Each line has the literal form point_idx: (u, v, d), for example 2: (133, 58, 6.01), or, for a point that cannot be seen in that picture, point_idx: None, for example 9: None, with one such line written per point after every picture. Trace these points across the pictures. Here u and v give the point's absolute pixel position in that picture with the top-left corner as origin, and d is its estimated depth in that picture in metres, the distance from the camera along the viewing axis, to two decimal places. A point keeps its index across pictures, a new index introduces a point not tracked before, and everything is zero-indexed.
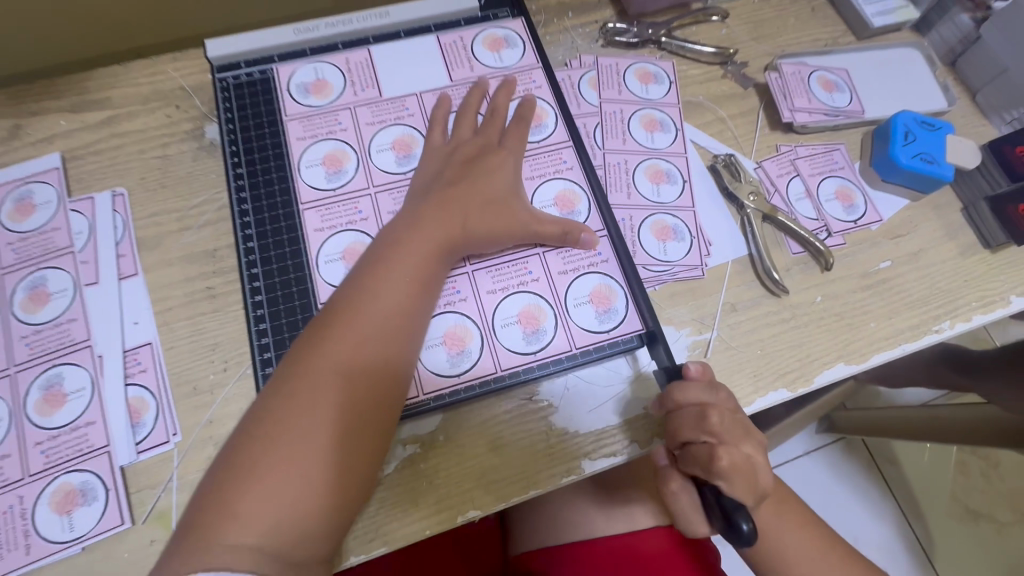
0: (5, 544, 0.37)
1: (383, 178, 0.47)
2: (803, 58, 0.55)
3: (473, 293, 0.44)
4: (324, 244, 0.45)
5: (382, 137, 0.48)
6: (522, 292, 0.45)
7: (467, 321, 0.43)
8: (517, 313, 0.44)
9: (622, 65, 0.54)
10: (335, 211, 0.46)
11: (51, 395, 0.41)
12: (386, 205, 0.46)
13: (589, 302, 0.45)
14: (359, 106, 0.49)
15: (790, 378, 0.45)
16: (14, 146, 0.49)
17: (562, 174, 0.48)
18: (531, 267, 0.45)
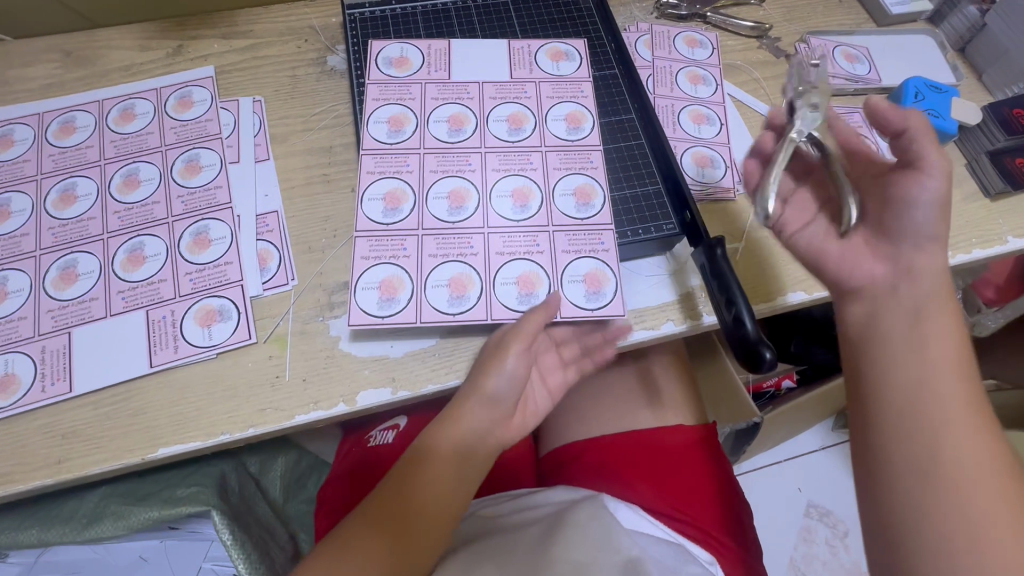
0: (159, 344, 0.47)
1: (433, 143, 0.52)
2: (827, 36, 0.65)
3: (542, 167, 0.52)
4: (371, 184, 0.51)
5: (441, 112, 0.54)
6: (582, 174, 0.51)
7: (538, 269, 0.48)
8: (574, 189, 0.51)
9: (673, 32, 0.64)
10: (387, 161, 0.52)
11: (200, 239, 0.50)
12: (429, 166, 0.52)
13: (583, 281, 0.48)
14: (430, 84, 0.55)
15: (809, 282, 0.52)
16: (178, 60, 0.61)
17: (586, 171, 0.51)
18: (540, 241, 0.49)
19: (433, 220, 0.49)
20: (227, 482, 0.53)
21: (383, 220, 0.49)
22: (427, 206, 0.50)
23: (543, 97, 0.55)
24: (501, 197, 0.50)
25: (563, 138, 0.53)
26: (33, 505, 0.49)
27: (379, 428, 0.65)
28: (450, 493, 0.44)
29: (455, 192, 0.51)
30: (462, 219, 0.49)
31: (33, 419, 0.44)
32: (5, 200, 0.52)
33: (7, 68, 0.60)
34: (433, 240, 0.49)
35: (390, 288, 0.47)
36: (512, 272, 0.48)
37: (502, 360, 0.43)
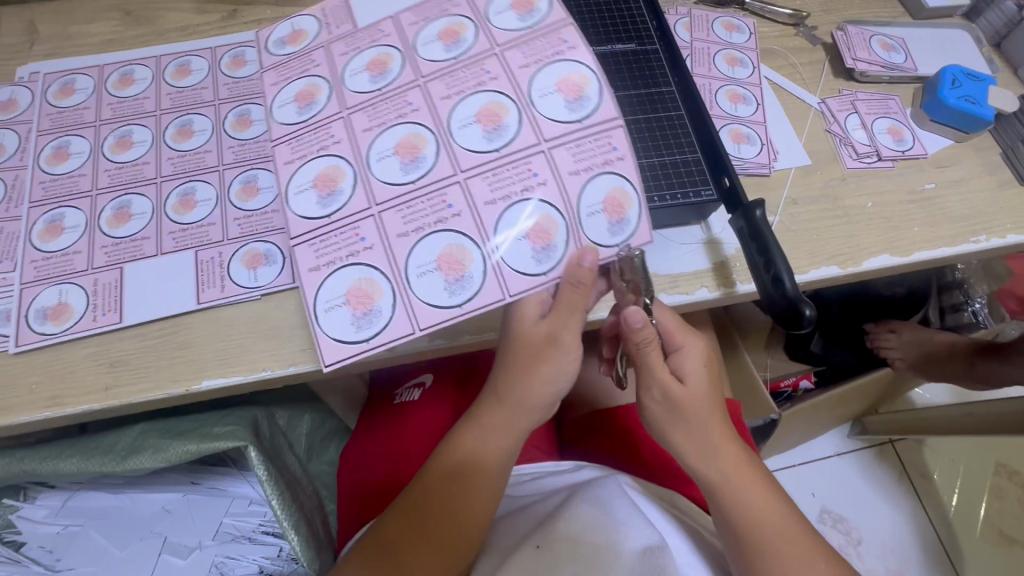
0: (207, 282, 0.48)
1: (356, 100, 0.46)
2: (866, 25, 0.66)
3: (505, 71, 0.44)
4: (295, 174, 0.45)
5: (356, 63, 0.47)
6: (560, 61, 0.44)
7: (551, 211, 0.42)
8: (556, 83, 0.44)
9: (711, 16, 0.66)
10: (305, 141, 0.45)
11: (249, 188, 0.52)
12: (360, 126, 0.45)
13: (603, 211, 0.42)
14: (334, 44, 0.49)
15: (841, 258, 0.53)
16: (233, 23, 0.63)
17: (564, 56, 0.44)
18: (535, 169, 0.42)
19: (382, 190, 0.43)
20: (259, 427, 0.54)
21: (325, 213, 0.43)
22: (371, 180, 0.43)
23: (475, 2, 0.47)
24: (465, 126, 0.43)
25: (513, 30, 0.45)
26: (76, 440, 0.51)
27: (406, 386, 0.67)
28: (485, 494, 0.46)
29: (404, 143, 0.44)
30: (421, 173, 0.43)
31: (84, 347, 0.46)
32: (65, 143, 0.53)
33: (70, 24, 0.62)
34: (394, 215, 0.43)
35: (360, 297, 0.42)
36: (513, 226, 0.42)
37: (541, 369, 0.44)
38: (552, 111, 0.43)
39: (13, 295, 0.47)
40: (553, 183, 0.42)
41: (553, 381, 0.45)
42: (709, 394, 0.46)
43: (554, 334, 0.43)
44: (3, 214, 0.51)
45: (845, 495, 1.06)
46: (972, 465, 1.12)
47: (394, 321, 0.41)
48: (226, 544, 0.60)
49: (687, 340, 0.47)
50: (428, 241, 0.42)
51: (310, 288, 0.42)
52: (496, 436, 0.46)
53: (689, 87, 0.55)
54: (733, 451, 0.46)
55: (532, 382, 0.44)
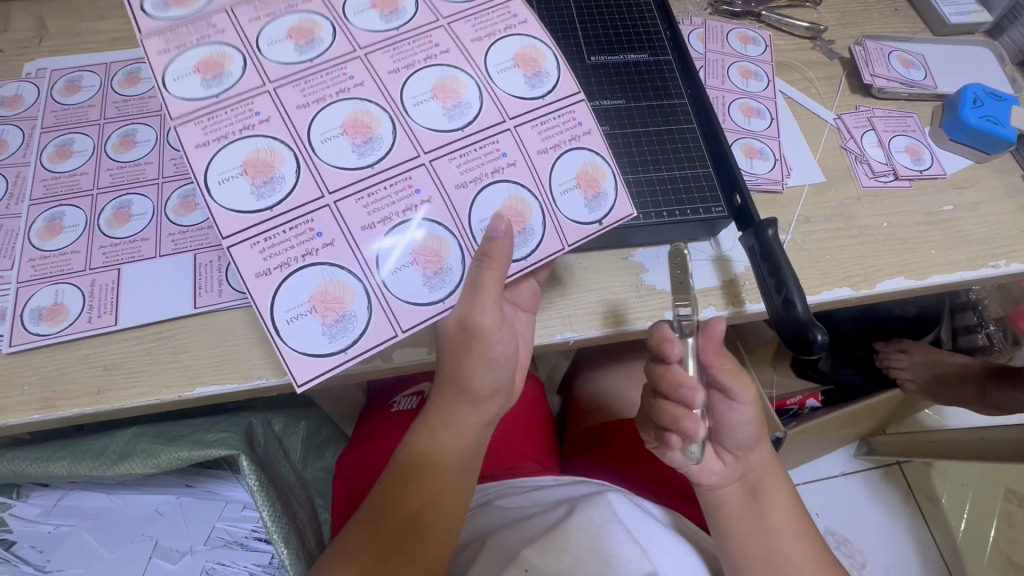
0: (205, 287, 0.47)
1: (280, 72, 0.40)
2: (883, 41, 0.65)
3: (454, 45, 0.43)
4: (212, 162, 0.38)
5: (273, 31, 0.41)
6: (509, 37, 0.44)
7: (523, 191, 0.42)
8: (513, 57, 0.43)
9: (726, 28, 0.65)
10: (220, 119, 0.38)
11: None
12: (292, 100, 0.40)
13: (577, 188, 0.43)
14: (234, 5, 0.41)
15: (855, 280, 0.51)
16: None
17: (513, 30, 0.44)
18: (503, 149, 0.42)
19: (334, 176, 0.39)
20: (254, 434, 0.53)
21: (269, 209, 0.38)
22: (320, 163, 0.39)
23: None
24: (420, 103, 0.41)
25: (455, 4, 0.44)
26: (68, 442, 0.50)
27: (404, 394, 0.66)
28: (445, 489, 0.44)
29: (352, 121, 0.40)
30: (382, 157, 0.40)
31: (79, 348, 0.45)
32: (67, 140, 0.53)
33: (79, 20, 0.62)
34: (354, 204, 0.39)
35: (328, 303, 0.38)
36: (486, 209, 0.41)
37: (468, 360, 0.42)
38: (518, 92, 0.43)
39: (9, 294, 0.46)
40: (522, 162, 0.42)
41: (487, 369, 0.43)
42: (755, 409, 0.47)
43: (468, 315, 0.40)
44: (3, 210, 0.50)
45: (850, 517, 1.04)
46: (982, 491, 1.10)
47: (372, 324, 0.38)
48: (218, 550, 0.58)
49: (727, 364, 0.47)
50: (394, 237, 0.39)
51: (262, 297, 0.37)
52: (440, 432, 0.44)
53: (706, 103, 0.54)
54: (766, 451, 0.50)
55: (469, 371, 0.42)
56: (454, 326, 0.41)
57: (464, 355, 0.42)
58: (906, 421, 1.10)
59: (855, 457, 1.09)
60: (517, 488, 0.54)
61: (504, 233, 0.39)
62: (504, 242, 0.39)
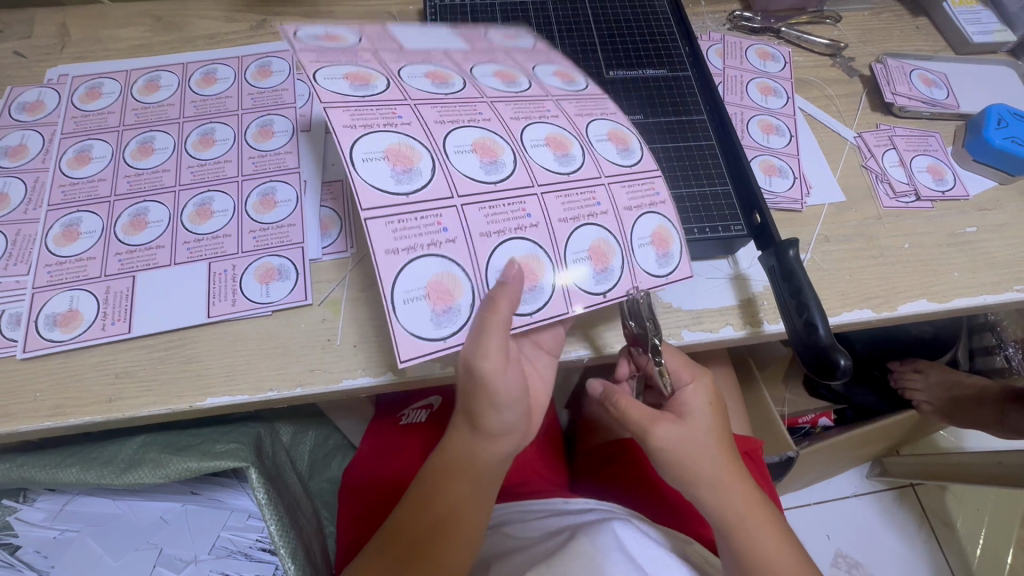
0: (218, 295, 0.47)
1: (421, 96, 0.41)
2: (905, 59, 0.64)
3: (564, 114, 0.45)
4: (359, 141, 0.37)
5: (413, 69, 0.43)
6: (607, 118, 0.46)
7: (607, 236, 0.41)
8: (608, 134, 0.45)
9: (745, 44, 0.64)
10: (368, 113, 0.38)
11: (266, 200, 0.51)
12: (431, 119, 0.40)
13: (652, 245, 0.42)
14: (382, 48, 0.44)
15: (876, 302, 0.50)
16: (261, 33, 0.63)
17: (610, 117, 0.47)
18: (599, 198, 0.42)
19: (464, 183, 0.39)
20: (262, 443, 0.53)
21: (405, 194, 0.37)
22: (455, 172, 0.39)
23: (521, 61, 0.49)
24: (537, 146, 0.42)
25: (564, 89, 0.48)
26: (78, 449, 0.50)
27: (412, 407, 0.66)
28: (462, 515, 0.42)
29: (482, 147, 0.40)
30: (505, 175, 0.40)
31: (91, 355, 0.45)
32: (87, 147, 0.53)
33: (101, 27, 0.63)
34: (477, 212, 0.39)
35: (442, 292, 0.37)
36: (581, 244, 0.41)
37: (485, 402, 0.39)
38: (610, 156, 0.44)
39: (25, 299, 0.46)
40: (611, 214, 0.42)
41: (503, 410, 0.39)
42: (709, 435, 0.44)
43: (470, 358, 0.36)
44: (21, 216, 0.50)
45: (863, 539, 1.01)
46: (999, 516, 1.06)
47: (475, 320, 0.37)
48: (222, 560, 0.57)
49: (690, 377, 0.45)
50: (507, 245, 0.39)
51: (388, 272, 0.35)
52: (461, 461, 0.43)
53: (722, 122, 0.54)
54: (747, 493, 0.44)
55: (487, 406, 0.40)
56: (464, 363, 0.37)
57: (479, 389, 0.39)
58: (921, 442, 1.08)
59: (867, 478, 1.07)
60: (524, 511, 0.53)
61: (516, 278, 0.37)
62: (515, 287, 0.36)
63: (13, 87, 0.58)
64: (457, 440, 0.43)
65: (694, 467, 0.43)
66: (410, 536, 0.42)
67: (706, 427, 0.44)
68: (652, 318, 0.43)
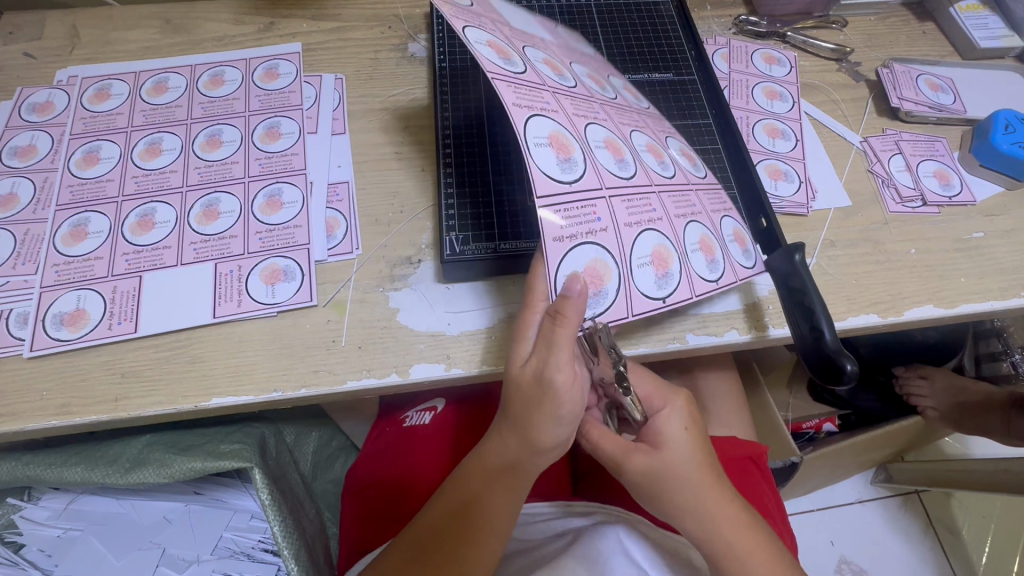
0: (224, 296, 0.47)
1: (554, 84, 0.43)
2: (912, 64, 0.64)
3: (649, 126, 0.49)
4: (528, 123, 0.38)
5: (533, 52, 0.45)
6: (672, 137, 0.50)
7: (710, 232, 0.45)
8: (679, 150, 0.50)
9: (751, 48, 0.64)
10: (526, 92, 0.40)
11: (273, 202, 0.51)
12: (569, 109, 0.42)
13: (734, 240, 0.46)
14: (500, 23, 0.45)
15: (881, 307, 0.50)
16: (269, 36, 0.63)
17: (674, 135, 0.51)
18: (693, 200, 0.46)
19: (609, 175, 0.42)
20: (267, 444, 0.53)
21: (571, 185, 0.39)
22: (600, 158, 0.42)
23: (597, 65, 0.52)
24: (643, 151, 0.46)
25: (636, 102, 0.51)
26: (82, 449, 0.50)
27: (417, 409, 0.65)
28: (496, 517, 0.43)
29: (610, 142, 0.43)
30: (635, 168, 0.44)
31: (96, 355, 0.45)
32: (96, 147, 0.54)
33: (111, 29, 0.63)
34: (619, 206, 0.42)
35: (595, 278, 0.40)
36: (692, 237, 0.45)
37: (538, 414, 0.40)
38: (693, 171, 0.48)
39: (32, 298, 0.47)
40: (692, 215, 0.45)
41: (556, 420, 0.40)
42: (688, 458, 0.44)
43: (541, 373, 0.39)
44: (30, 215, 0.51)
45: (867, 547, 1.00)
46: (1006, 524, 1.05)
47: (615, 305, 0.41)
48: (224, 560, 0.57)
49: (663, 403, 0.46)
50: (639, 240, 0.42)
51: (555, 257, 0.38)
52: (501, 461, 0.43)
53: (729, 135, 0.54)
54: (734, 516, 0.43)
55: (538, 412, 0.40)
56: (530, 377, 0.39)
57: (532, 399, 0.39)
58: (926, 449, 1.08)
59: (872, 484, 1.06)
60: (527, 514, 0.52)
61: (580, 292, 0.37)
62: (578, 303, 0.37)
63: (24, 89, 0.58)
64: (499, 442, 0.43)
65: (676, 492, 0.43)
66: (443, 533, 0.42)
67: (687, 452, 0.44)
68: (614, 347, 0.42)
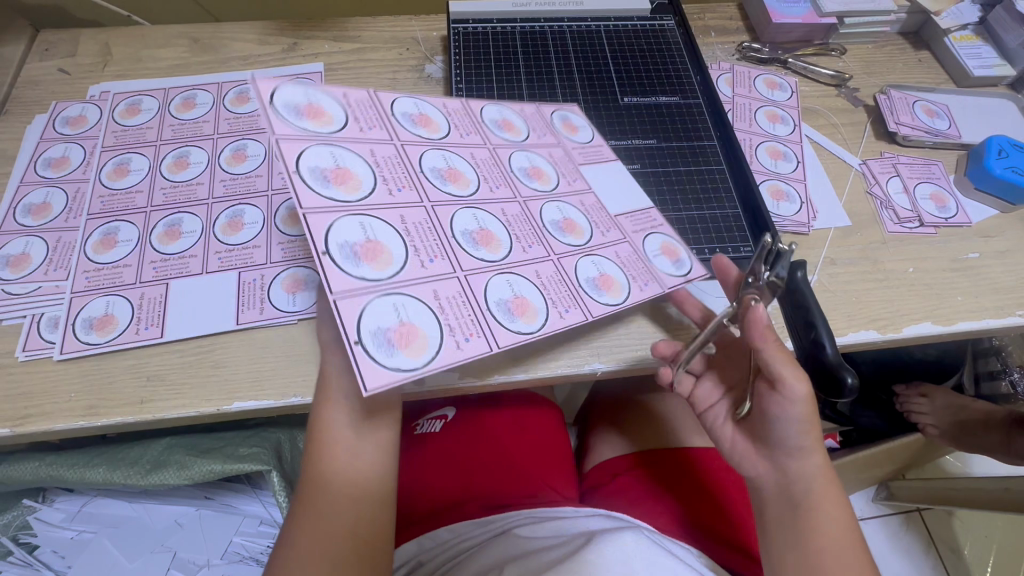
0: (247, 303, 0.49)
1: (502, 159, 0.47)
2: (908, 91, 0.67)
3: (553, 275, 0.42)
4: (413, 100, 0.47)
5: (524, 159, 0.48)
6: (609, 262, 0.45)
7: (432, 340, 0.35)
8: (596, 278, 0.43)
9: (753, 73, 0.67)
10: (462, 118, 0.49)
11: (295, 213, 0.54)
12: (483, 174, 0.46)
13: (509, 305, 0.39)
14: (560, 143, 0.52)
15: (881, 323, 0.52)
16: (292, 56, 0.66)
17: (601, 257, 0.45)
18: (473, 330, 0.37)
19: (439, 211, 0.41)
20: (283, 450, 0.55)
21: (452, 195, 0.43)
22: (485, 207, 0.43)
23: (633, 227, 0.48)
24: (505, 282, 0.40)
25: (572, 250, 0.44)
26: (103, 450, 0.52)
27: (426, 417, 0.67)
28: (366, 472, 0.41)
29: (484, 235, 0.42)
30: (467, 257, 0.40)
31: (123, 359, 0.47)
32: (126, 160, 0.56)
33: (142, 47, 0.66)
34: (417, 224, 0.40)
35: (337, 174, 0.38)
36: (407, 319, 0.35)
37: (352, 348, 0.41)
38: (534, 309, 0.40)
39: (63, 303, 0.49)
40: (448, 263, 0.39)
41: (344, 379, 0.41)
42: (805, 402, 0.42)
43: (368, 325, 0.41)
44: (62, 224, 0.53)
45: (869, 564, 1.00)
46: (1008, 544, 1.05)
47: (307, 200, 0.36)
48: (234, 564, 0.59)
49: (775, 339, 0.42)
50: (394, 245, 0.37)
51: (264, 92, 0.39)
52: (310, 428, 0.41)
53: (734, 160, 0.56)
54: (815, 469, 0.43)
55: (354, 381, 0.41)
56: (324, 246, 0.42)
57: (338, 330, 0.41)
58: (927, 467, 1.08)
59: (873, 501, 1.07)
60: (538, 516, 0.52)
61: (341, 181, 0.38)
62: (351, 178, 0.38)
63: (58, 103, 0.61)
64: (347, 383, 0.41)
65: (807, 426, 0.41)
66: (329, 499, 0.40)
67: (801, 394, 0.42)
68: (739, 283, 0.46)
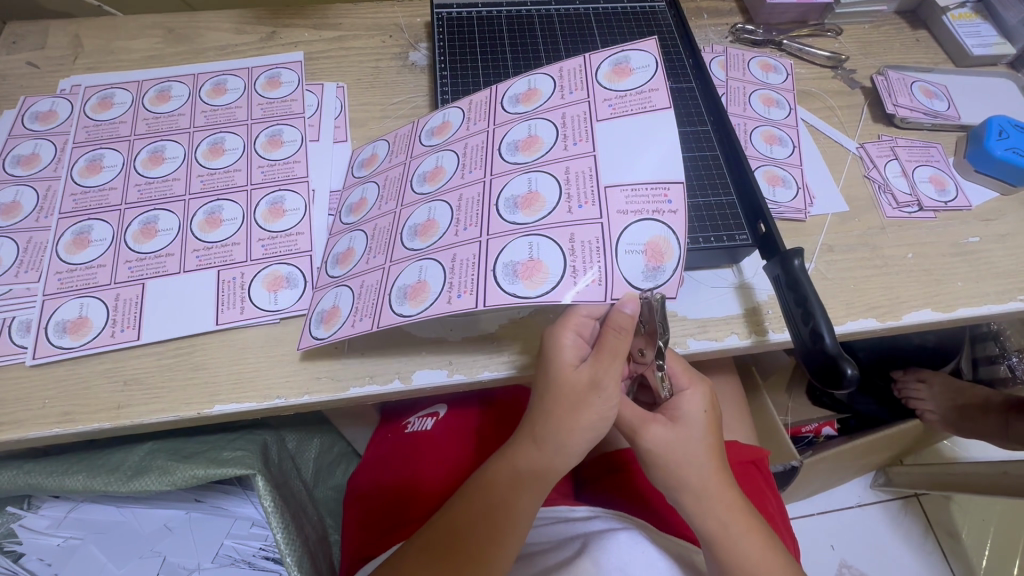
0: (227, 303, 0.47)
1: (499, 138, 0.47)
2: (906, 71, 0.65)
3: (504, 242, 0.41)
4: (433, 119, 0.52)
5: (517, 134, 0.47)
6: (547, 244, 0.41)
7: (344, 309, 0.44)
8: (523, 264, 0.40)
9: (747, 56, 0.65)
10: (478, 109, 0.50)
11: (275, 209, 0.52)
12: (489, 158, 0.46)
13: (406, 292, 0.42)
14: (568, 108, 0.47)
15: (880, 311, 0.50)
16: (270, 44, 0.64)
17: (547, 241, 0.41)
18: (369, 280, 0.44)
19: (408, 218, 0.46)
20: (269, 451, 0.53)
21: (417, 249, 0.44)
22: (442, 198, 0.46)
23: (617, 210, 0.41)
24: (508, 264, 0.40)
25: (514, 226, 0.42)
26: (83, 457, 0.50)
27: (418, 415, 0.65)
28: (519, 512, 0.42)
29: (425, 225, 0.45)
30: (402, 249, 0.44)
31: (99, 362, 0.45)
32: (98, 156, 0.54)
33: (114, 38, 0.64)
34: (381, 245, 0.46)
35: (345, 256, 0.48)
36: (325, 304, 0.45)
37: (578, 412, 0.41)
38: (510, 293, 0.39)
39: (35, 305, 0.47)
40: (370, 319, 0.42)
41: (593, 426, 0.41)
42: (703, 443, 0.44)
43: (594, 377, 0.40)
44: (32, 224, 0.51)
45: (868, 550, 1.00)
46: (1006, 528, 1.05)
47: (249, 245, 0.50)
48: (225, 568, 0.57)
49: (689, 384, 0.45)
50: (348, 237, 0.49)
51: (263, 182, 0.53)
52: (529, 478, 0.41)
53: (729, 145, 0.54)
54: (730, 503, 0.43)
55: (571, 428, 0.41)
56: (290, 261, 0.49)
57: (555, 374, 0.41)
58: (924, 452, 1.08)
59: (872, 488, 1.06)
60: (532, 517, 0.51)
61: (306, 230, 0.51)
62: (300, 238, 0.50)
63: (27, 97, 0.58)
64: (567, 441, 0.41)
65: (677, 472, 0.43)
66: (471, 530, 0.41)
67: (701, 436, 0.44)
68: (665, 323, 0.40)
